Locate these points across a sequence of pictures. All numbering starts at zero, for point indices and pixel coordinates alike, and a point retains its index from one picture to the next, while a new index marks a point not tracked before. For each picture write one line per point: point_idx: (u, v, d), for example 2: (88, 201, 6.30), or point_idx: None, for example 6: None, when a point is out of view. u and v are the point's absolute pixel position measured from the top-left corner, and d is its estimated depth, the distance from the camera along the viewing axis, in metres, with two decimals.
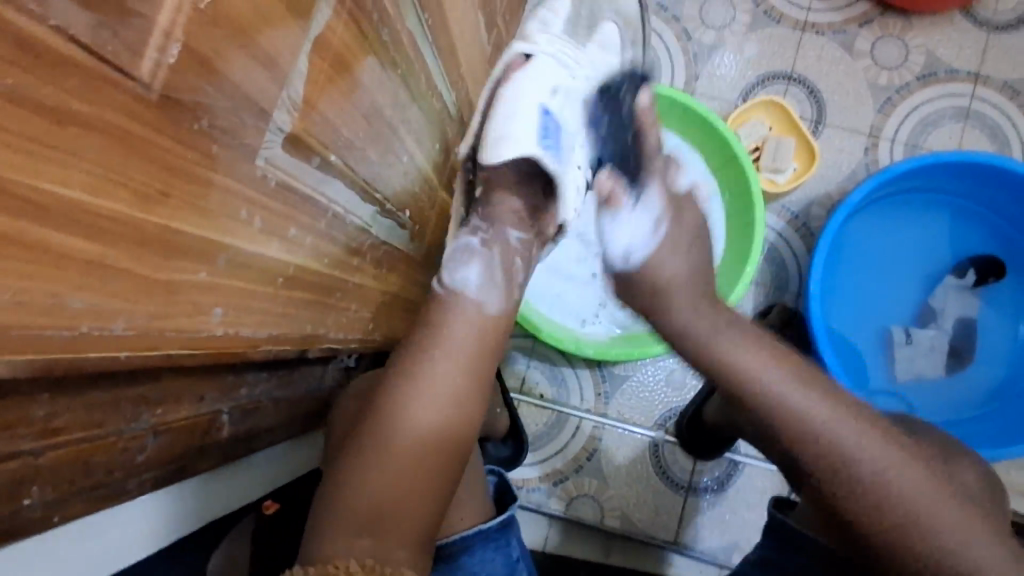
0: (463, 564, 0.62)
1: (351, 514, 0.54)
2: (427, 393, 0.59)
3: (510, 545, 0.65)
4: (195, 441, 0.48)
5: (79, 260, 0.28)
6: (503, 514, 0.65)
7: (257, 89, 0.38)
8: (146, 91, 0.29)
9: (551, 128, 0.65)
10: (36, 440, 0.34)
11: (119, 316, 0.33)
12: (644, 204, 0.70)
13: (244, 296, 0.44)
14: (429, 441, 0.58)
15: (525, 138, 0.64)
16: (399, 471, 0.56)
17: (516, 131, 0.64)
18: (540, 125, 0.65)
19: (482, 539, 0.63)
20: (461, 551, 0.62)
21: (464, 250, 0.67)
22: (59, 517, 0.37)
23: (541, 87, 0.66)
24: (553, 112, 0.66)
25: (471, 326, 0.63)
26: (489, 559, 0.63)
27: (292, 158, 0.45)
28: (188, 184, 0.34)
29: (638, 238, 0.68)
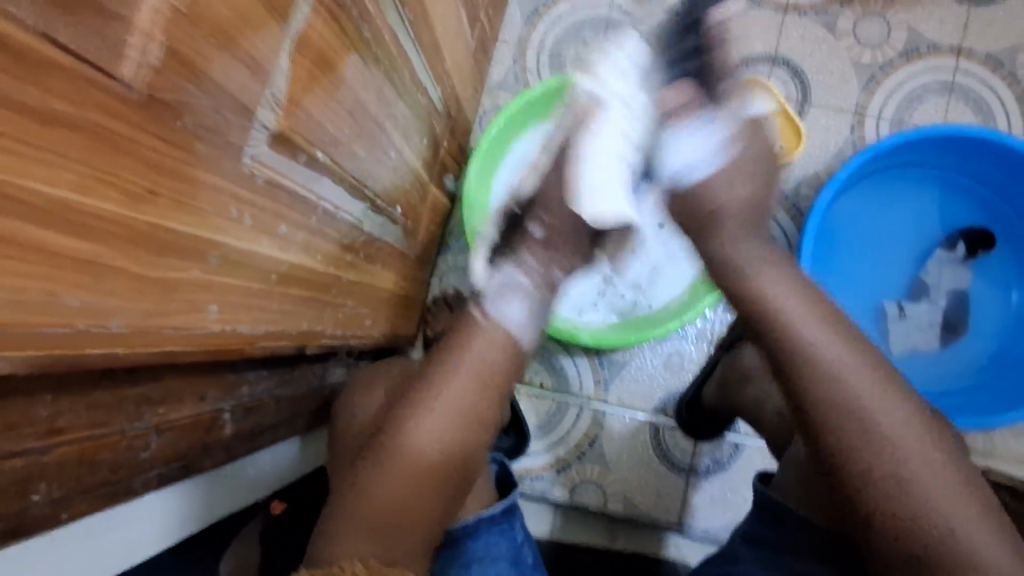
0: (468, 548, 0.63)
1: (361, 516, 0.55)
2: (437, 395, 0.60)
3: (514, 529, 0.66)
4: (198, 439, 0.49)
5: (70, 259, 0.29)
6: (506, 498, 0.66)
7: (239, 87, 0.38)
8: (128, 91, 0.30)
9: (627, 177, 0.78)
10: (40, 439, 0.35)
11: (115, 314, 0.33)
12: (713, 127, 0.70)
13: (238, 293, 0.45)
14: (442, 450, 0.59)
15: (606, 193, 0.76)
16: (410, 478, 0.57)
17: (597, 181, 0.76)
18: (620, 177, 0.77)
19: (487, 524, 0.63)
20: (467, 536, 0.62)
21: (506, 289, 0.70)
22: (68, 516, 0.38)
23: (614, 134, 0.75)
24: (629, 144, 0.76)
25: (487, 338, 0.65)
26: (494, 543, 0.64)
27: (279, 156, 0.45)
28: (174, 183, 0.35)
29: (702, 154, 0.70)
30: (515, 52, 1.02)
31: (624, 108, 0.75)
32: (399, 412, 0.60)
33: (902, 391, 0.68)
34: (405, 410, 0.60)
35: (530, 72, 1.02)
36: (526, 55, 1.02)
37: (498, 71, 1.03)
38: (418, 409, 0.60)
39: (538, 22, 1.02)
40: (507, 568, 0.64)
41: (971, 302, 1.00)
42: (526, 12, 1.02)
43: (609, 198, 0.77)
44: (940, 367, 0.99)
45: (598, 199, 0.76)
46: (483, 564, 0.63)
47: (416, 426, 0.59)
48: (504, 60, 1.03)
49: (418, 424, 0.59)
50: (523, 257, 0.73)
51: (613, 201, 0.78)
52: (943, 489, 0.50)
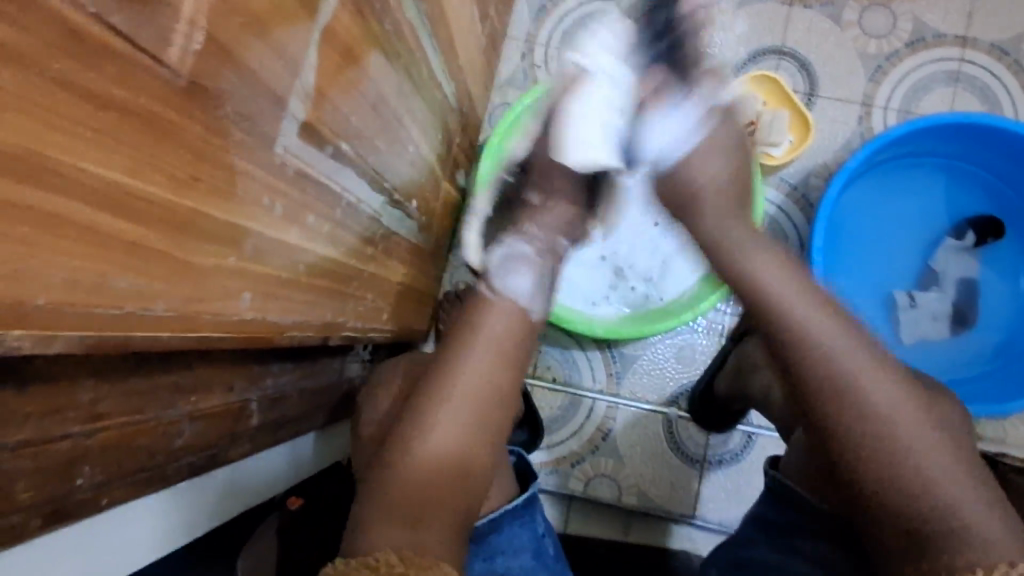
0: (492, 543, 0.63)
1: (394, 504, 0.53)
2: (464, 380, 0.60)
3: (534, 522, 0.66)
4: (226, 429, 0.49)
5: (120, 242, 0.30)
6: (527, 490, 0.67)
7: (273, 76, 0.39)
8: (173, 76, 0.30)
9: (611, 130, 0.73)
10: (83, 423, 0.35)
11: (159, 298, 0.34)
12: (688, 107, 0.69)
13: (269, 282, 0.45)
14: (466, 436, 0.58)
15: (598, 144, 0.73)
16: (435, 462, 0.56)
17: (587, 136, 0.73)
18: (615, 122, 0.72)
19: (510, 517, 0.64)
20: (490, 530, 0.63)
21: (514, 254, 0.71)
22: (108, 501, 0.38)
23: (599, 107, 0.72)
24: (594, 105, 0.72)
25: (502, 318, 0.65)
26: (516, 535, 0.64)
27: (307, 146, 0.46)
28: (213, 169, 0.35)
29: (679, 135, 0.70)
30: (524, 48, 1.03)
31: (616, 95, 0.72)
32: (412, 407, 0.60)
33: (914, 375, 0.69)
34: (419, 405, 0.59)
35: (539, 68, 1.03)
36: (535, 51, 1.03)
37: (507, 67, 1.03)
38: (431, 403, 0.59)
39: (546, 18, 1.03)
40: (529, 559, 0.64)
41: (979, 292, 1.01)
42: (534, 8, 1.03)
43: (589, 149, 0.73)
44: (953, 356, 1.00)
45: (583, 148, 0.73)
46: (507, 557, 0.63)
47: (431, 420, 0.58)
48: (513, 56, 1.03)
49: (436, 413, 0.58)
50: (531, 232, 0.73)
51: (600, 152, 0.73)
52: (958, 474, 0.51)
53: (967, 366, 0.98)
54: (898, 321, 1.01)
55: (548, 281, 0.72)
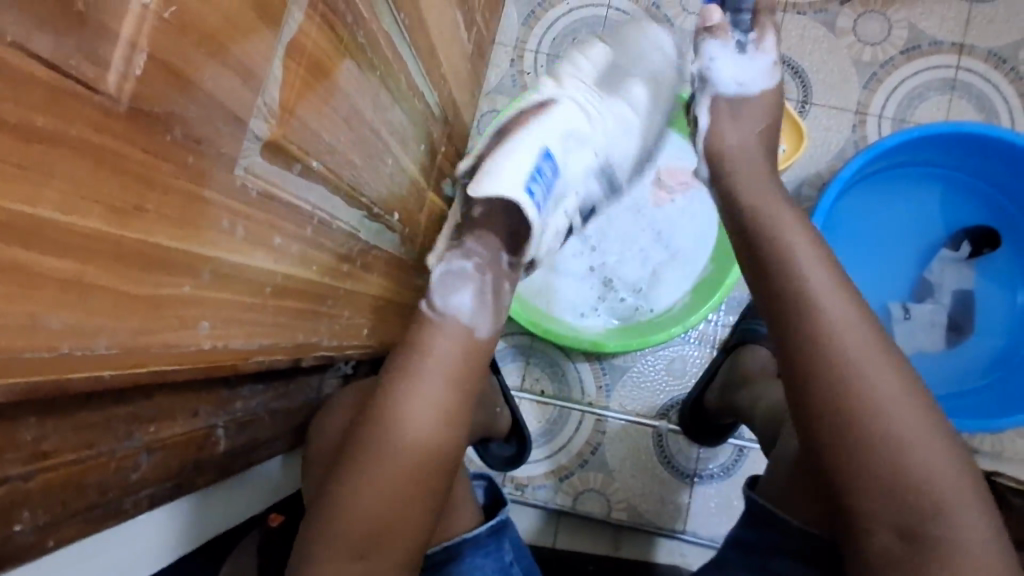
0: (452, 572, 0.62)
1: (343, 536, 0.54)
2: (411, 408, 0.56)
3: (501, 551, 0.64)
4: (190, 457, 0.48)
5: (53, 280, 0.28)
6: (493, 518, 0.65)
7: (230, 96, 0.37)
8: (113, 103, 0.28)
9: (547, 174, 0.64)
10: (25, 464, 0.33)
11: (102, 334, 0.32)
12: (484, 303, 0.64)
13: (231, 307, 0.43)
14: (427, 447, 0.56)
15: (514, 176, 0.61)
16: (386, 495, 0.54)
17: (508, 167, 0.62)
18: (537, 165, 0.63)
19: (472, 546, 0.63)
20: (449, 560, 0.62)
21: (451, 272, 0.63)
22: (56, 542, 0.37)
23: (551, 128, 0.66)
24: (553, 155, 0.65)
25: (450, 342, 0.61)
26: (481, 565, 0.63)
27: (272, 165, 0.44)
28: (163, 196, 0.34)
29: (741, 72, 0.68)
30: (513, 55, 1.01)
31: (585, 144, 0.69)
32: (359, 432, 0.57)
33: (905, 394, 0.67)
34: (365, 433, 0.56)
35: (528, 75, 1.01)
36: (524, 58, 1.01)
37: (495, 74, 1.02)
38: (389, 420, 0.56)
39: (535, 24, 1.01)
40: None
41: (974, 302, 0.99)
42: (523, 14, 1.01)
43: (518, 181, 0.61)
44: (947, 368, 0.98)
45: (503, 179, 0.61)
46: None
47: (387, 437, 0.55)
48: (501, 62, 1.02)
49: (387, 436, 0.55)
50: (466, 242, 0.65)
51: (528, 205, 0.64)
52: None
53: (962, 378, 0.97)
54: (892, 333, 1.00)
55: (492, 291, 0.64)
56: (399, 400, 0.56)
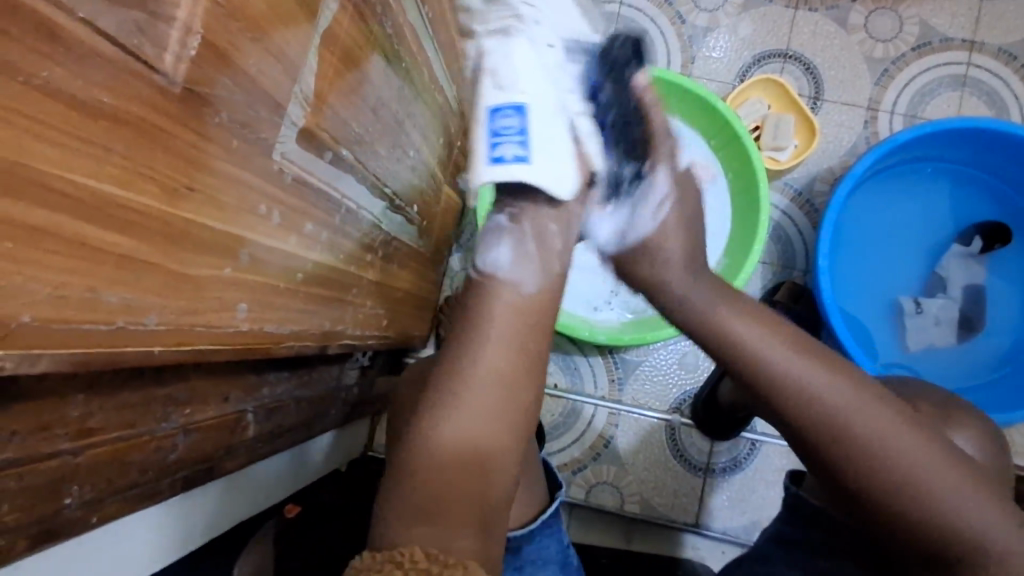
0: (522, 550, 0.62)
1: (409, 502, 0.50)
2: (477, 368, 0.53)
3: (561, 532, 0.65)
4: (222, 441, 0.48)
5: (111, 256, 0.29)
6: (558, 501, 0.65)
7: (271, 82, 0.38)
8: (168, 84, 0.29)
9: (508, 127, 0.59)
10: (73, 440, 0.34)
11: (151, 312, 0.33)
12: (524, 254, 0.60)
13: (266, 292, 0.44)
14: (485, 418, 0.52)
15: (501, 156, 0.59)
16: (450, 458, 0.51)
17: (487, 149, 0.59)
18: (511, 127, 0.59)
19: (540, 528, 0.63)
20: (525, 541, 0.62)
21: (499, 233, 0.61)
22: (98, 519, 0.37)
23: (501, 79, 0.60)
24: (499, 103, 0.59)
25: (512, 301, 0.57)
26: (546, 546, 0.63)
27: (306, 152, 0.45)
28: (209, 178, 0.34)
29: (623, 221, 0.66)
30: None
31: (498, 90, 0.60)
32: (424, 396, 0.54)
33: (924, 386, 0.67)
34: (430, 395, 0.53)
35: None
36: None
37: None
38: (448, 387, 0.53)
39: None
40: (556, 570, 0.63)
41: (985, 298, 1.00)
42: None
43: (562, 170, 0.60)
44: (958, 362, 0.98)
45: (541, 177, 0.59)
46: (537, 567, 0.62)
47: (445, 407, 0.52)
48: None
49: (452, 397, 0.52)
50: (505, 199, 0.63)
51: (565, 159, 0.60)
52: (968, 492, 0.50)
53: (973, 372, 0.97)
54: (903, 327, 1.00)
55: (535, 240, 0.60)
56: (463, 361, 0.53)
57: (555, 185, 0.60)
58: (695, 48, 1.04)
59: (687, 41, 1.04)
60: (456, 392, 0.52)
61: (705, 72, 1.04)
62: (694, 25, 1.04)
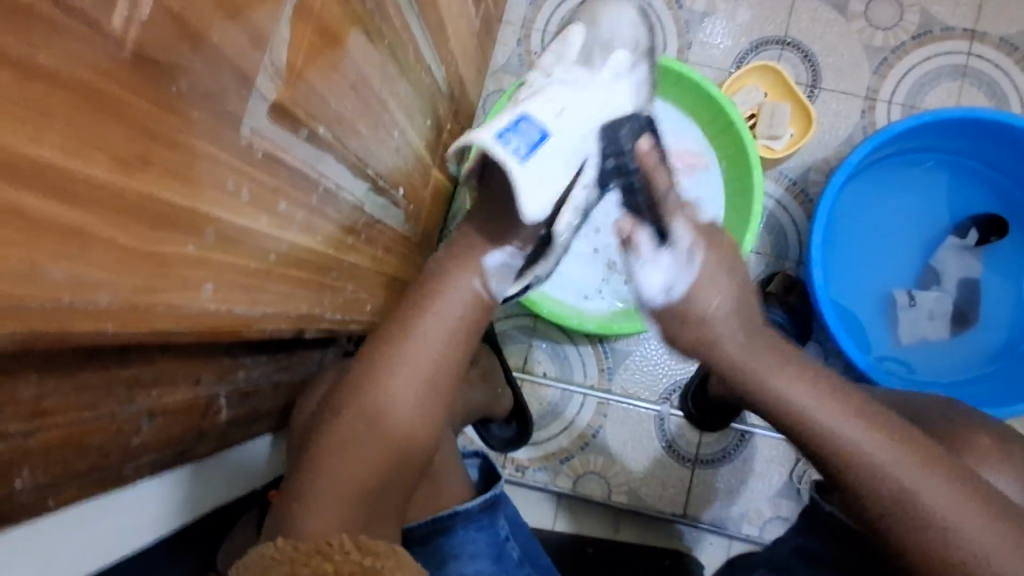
0: (442, 545, 0.62)
1: (336, 487, 0.53)
2: (414, 360, 0.60)
3: (496, 525, 0.64)
4: (192, 425, 0.47)
5: (55, 226, 0.27)
6: (487, 494, 0.65)
7: (238, 53, 0.36)
8: (118, 47, 0.28)
9: (528, 134, 0.62)
10: (25, 422, 0.33)
11: (103, 289, 0.31)
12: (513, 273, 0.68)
13: (234, 272, 0.42)
14: (411, 416, 0.58)
15: (534, 185, 0.62)
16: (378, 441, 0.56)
17: (526, 164, 0.61)
18: (532, 138, 0.62)
19: (464, 519, 0.62)
20: (442, 531, 0.62)
21: (510, 265, 0.66)
22: (56, 503, 0.36)
23: (547, 104, 0.64)
24: (531, 117, 0.63)
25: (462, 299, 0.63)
26: (472, 539, 0.62)
27: (278, 128, 0.43)
28: (168, 150, 0.33)
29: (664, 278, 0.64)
30: (520, 34, 1.00)
31: (542, 108, 0.64)
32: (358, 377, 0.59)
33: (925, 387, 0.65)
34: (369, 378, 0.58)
35: (535, 54, 1.00)
36: (530, 37, 1.00)
37: (502, 52, 1.00)
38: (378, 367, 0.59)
39: (543, 3, 1.00)
40: (487, 564, 0.62)
41: (981, 292, 0.98)
42: None
43: (544, 196, 0.63)
44: (951, 356, 0.97)
45: (523, 183, 0.61)
46: (463, 561, 0.61)
47: (374, 405, 0.57)
48: (509, 42, 1.00)
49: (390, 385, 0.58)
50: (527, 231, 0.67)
51: (556, 190, 0.64)
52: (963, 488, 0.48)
53: (966, 367, 0.96)
54: (895, 320, 0.99)
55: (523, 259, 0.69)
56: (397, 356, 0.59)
57: (530, 204, 0.62)
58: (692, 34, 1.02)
59: (684, 26, 1.02)
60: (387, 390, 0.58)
61: (702, 58, 1.02)
62: (691, 10, 1.02)
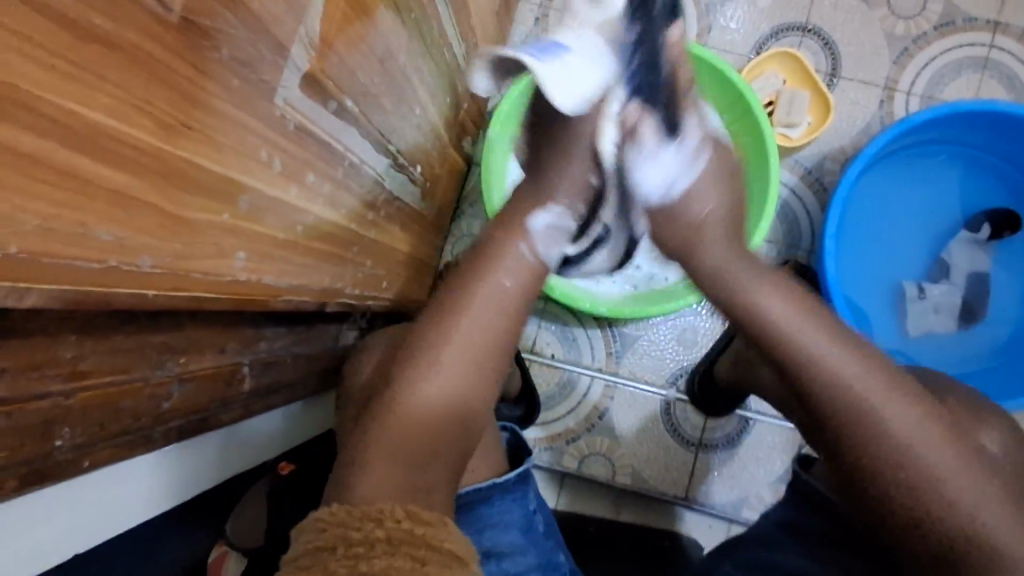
0: (482, 514, 0.62)
1: (398, 450, 0.53)
2: (469, 325, 0.58)
3: (526, 498, 0.65)
4: (218, 392, 0.48)
5: (103, 190, 0.27)
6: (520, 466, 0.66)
7: (276, 21, 0.36)
8: (167, 11, 0.28)
9: (547, 47, 0.59)
10: (65, 382, 0.33)
11: (146, 253, 0.32)
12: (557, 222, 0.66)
13: (265, 243, 0.43)
14: (464, 389, 0.57)
15: (572, 80, 0.58)
16: (435, 411, 0.55)
17: (570, 62, 0.58)
18: (568, 53, 0.58)
19: (501, 491, 0.63)
20: (479, 502, 0.62)
21: (559, 228, 0.66)
22: (90, 464, 0.37)
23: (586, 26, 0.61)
24: (559, 39, 0.60)
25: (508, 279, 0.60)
26: (507, 510, 0.63)
27: (308, 99, 0.43)
28: (207, 116, 0.33)
29: (670, 173, 0.65)
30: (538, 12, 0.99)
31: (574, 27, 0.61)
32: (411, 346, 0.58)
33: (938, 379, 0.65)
34: (423, 344, 0.57)
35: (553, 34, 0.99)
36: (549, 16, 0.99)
37: (519, 33, 0.99)
38: (433, 329, 0.58)
39: None
40: (518, 535, 0.63)
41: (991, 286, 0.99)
42: None
43: (574, 88, 0.59)
44: (958, 350, 0.98)
45: (552, 84, 0.57)
46: (497, 531, 0.62)
47: (424, 362, 0.56)
48: (526, 21, 0.99)
49: (439, 349, 0.57)
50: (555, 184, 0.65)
51: (593, 87, 0.60)
52: (979, 482, 0.49)
53: (974, 360, 0.97)
54: (904, 312, 0.99)
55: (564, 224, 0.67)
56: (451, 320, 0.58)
57: (561, 98, 0.58)
58: (713, 18, 1.01)
59: (704, 9, 1.01)
60: (438, 344, 0.57)
61: (721, 43, 1.01)
62: None
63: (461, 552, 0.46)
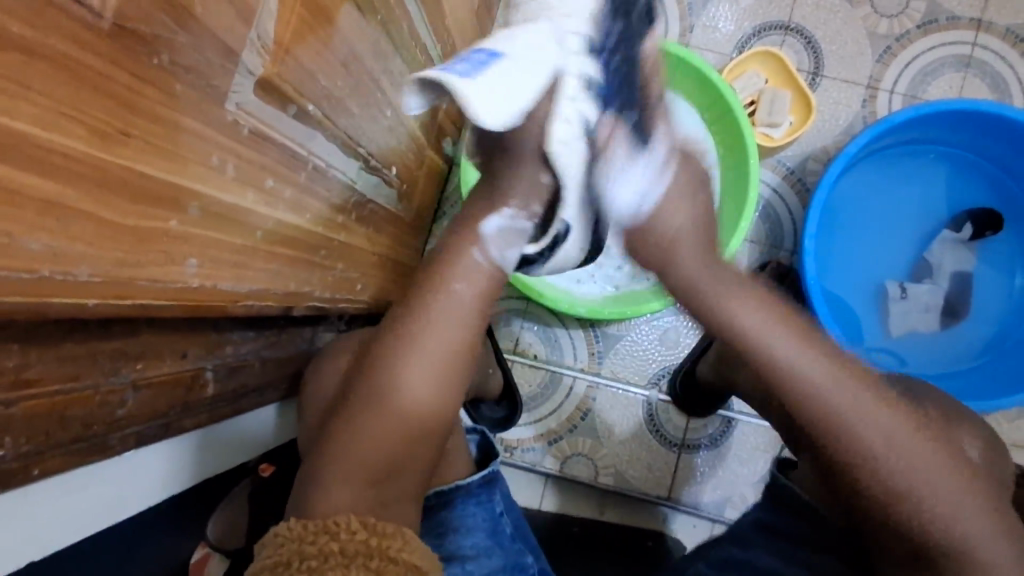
0: (445, 518, 0.63)
1: (356, 466, 0.54)
2: (432, 338, 0.57)
3: (492, 501, 0.66)
4: (179, 397, 0.48)
5: (33, 199, 0.27)
6: (486, 469, 0.67)
7: (224, 27, 0.36)
8: (96, 19, 0.27)
9: (477, 59, 0.54)
10: (9, 391, 0.33)
11: (84, 261, 0.32)
12: None
13: (220, 248, 0.43)
14: (427, 402, 0.56)
15: (503, 94, 0.54)
16: (397, 427, 0.55)
17: (498, 81, 0.54)
18: (495, 66, 0.54)
19: (464, 494, 0.64)
20: (441, 505, 0.63)
21: (514, 229, 0.64)
22: (39, 471, 0.37)
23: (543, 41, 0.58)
24: (484, 47, 0.56)
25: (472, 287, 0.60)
26: (471, 514, 0.64)
27: (264, 104, 0.43)
28: (149, 123, 0.33)
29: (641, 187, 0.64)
30: None
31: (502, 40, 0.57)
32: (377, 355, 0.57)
33: (912, 380, 0.65)
34: (387, 354, 0.57)
35: None
36: None
37: None
38: (397, 340, 0.57)
39: None
40: (483, 538, 0.63)
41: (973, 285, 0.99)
42: None
43: (505, 103, 0.54)
44: (939, 350, 0.98)
45: (477, 99, 0.52)
46: (460, 535, 0.62)
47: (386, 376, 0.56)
48: None
49: (400, 364, 0.56)
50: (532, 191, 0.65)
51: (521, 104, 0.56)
52: (938, 486, 0.49)
53: (957, 359, 0.97)
54: (887, 311, 0.99)
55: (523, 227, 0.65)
56: (415, 331, 0.57)
57: (489, 114, 0.53)
58: (695, 17, 1.00)
59: (687, 8, 1.00)
60: (400, 357, 0.56)
61: (704, 43, 1.01)
62: None
63: (417, 562, 0.47)
